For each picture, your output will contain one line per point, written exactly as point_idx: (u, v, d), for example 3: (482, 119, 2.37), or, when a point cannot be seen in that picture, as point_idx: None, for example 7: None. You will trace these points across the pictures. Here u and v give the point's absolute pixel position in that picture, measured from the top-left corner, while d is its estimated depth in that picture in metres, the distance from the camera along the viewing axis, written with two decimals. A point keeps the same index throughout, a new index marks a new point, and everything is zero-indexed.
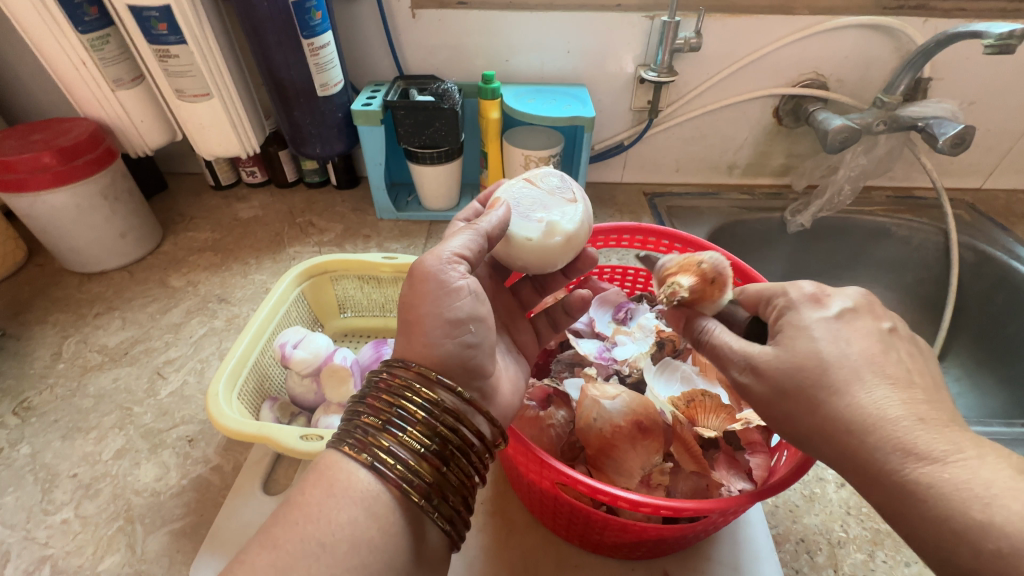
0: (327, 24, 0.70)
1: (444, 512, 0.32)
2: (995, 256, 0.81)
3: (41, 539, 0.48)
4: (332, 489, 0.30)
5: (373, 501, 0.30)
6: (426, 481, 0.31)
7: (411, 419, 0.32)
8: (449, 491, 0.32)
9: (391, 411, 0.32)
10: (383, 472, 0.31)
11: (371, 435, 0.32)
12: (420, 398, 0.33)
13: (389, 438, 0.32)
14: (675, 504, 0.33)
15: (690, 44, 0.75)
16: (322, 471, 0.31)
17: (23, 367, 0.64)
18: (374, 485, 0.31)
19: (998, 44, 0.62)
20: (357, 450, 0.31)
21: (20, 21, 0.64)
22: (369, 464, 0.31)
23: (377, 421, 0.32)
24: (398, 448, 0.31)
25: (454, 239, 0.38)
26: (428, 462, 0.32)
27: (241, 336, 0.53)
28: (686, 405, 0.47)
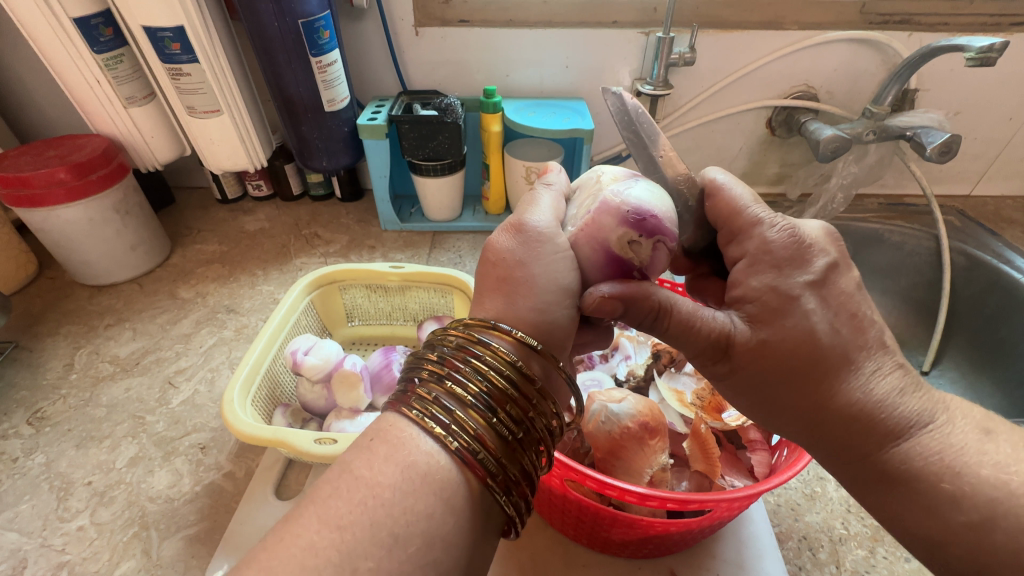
0: (335, 43, 0.73)
1: (513, 496, 0.31)
2: (986, 261, 0.83)
3: (57, 546, 0.49)
4: (395, 457, 0.29)
5: (446, 482, 0.29)
6: (501, 467, 0.30)
7: (495, 392, 0.32)
8: (522, 479, 0.31)
9: (475, 380, 0.32)
10: (463, 448, 0.30)
11: (446, 405, 0.31)
12: (506, 370, 0.32)
13: (467, 409, 0.31)
14: (680, 497, 0.34)
15: (685, 58, 0.78)
16: (392, 441, 0.30)
17: (34, 378, 0.65)
18: (446, 460, 0.30)
19: (979, 57, 0.65)
20: (431, 424, 0.30)
21: (38, 42, 0.67)
22: (445, 441, 0.30)
23: (462, 390, 0.31)
24: (479, 421, 0.31)
25: (543, 203, 0.40)
26: (507, 441, 0.31)
27: (255, 345, 0.54)
28: (710, 394, 0.49)
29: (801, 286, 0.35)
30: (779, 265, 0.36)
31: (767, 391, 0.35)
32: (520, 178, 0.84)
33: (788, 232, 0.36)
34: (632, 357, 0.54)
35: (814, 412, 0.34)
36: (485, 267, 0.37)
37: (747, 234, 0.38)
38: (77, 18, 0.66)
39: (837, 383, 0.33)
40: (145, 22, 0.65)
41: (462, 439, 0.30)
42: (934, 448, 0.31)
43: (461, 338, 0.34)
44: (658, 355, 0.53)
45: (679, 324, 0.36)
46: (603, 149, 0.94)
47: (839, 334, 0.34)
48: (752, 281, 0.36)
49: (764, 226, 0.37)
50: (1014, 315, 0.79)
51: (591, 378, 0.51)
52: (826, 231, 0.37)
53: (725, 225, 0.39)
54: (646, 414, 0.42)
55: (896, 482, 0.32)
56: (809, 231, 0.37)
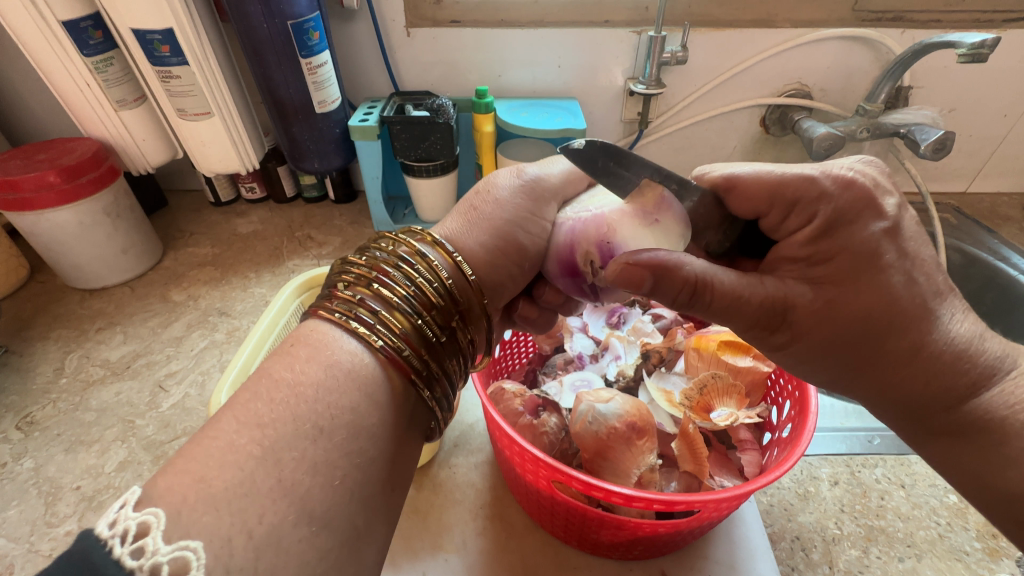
0: (325, 44, 0.73)
1: (432, 390, 0.33)
2: (981, 258, 0.83)
3: (44, 551, 0.49)
4: (319, 352, 0.30)
5: (360, 371, 0.30)
6: (423, 368, 0.32)
7: (422, 296, 0.33)
8: (444, 379, 0.34)
9: (404, 286, 0.32)
10: (386, 346, 0.31)
11: (365, 305, 0.32)
12: (433, 276, 0.34)
13: (391, 307, 0.32)
14: (668, 498, 0.34)
15: (678, 57, 0.78)
16: (314, 343, 0.31)
17: (25, 382, 0.65)
18: (363, 354, 0.31)
19: (970, 53, 0.65)
20: (357, 327, 0.31)
21: (27, 46, 0.67)
22: (370, 341, 0.31)
23: (389, 292, 0.32)
24: (400, 319, 0.32)
25: (557, 164, 0.44)
26: (431, 344, 0.33)
27: (243, 347, 0.54)
28: (699, 393, 0.47)
29: (870, 237, 0.33)
30: (847, 212, 0.33)
31: (833, 353, 0.36)
32: None
33: (841, 176, 0.34)
34: (623, 357, 0.53)
35: (885, 367, 0.35)
36: (473, 196, 0.43)
37: (806, 201, 0.34)
38: (66, 20, 0.65)
39: (912, 337, 0.33)
40: (133, 24, 0.65)
41: (388, 338, 0.31)
42: (1001, 393, 0.33)
43: (396, 247, 0.34)
44: (648, 355, 0.53)
45: (721, 294, 0.35)
46: None
47: (920, 285, 0.33)
48: (830, 240, 0.34)
49: (815, 178, 0.34)
50: (1010, 312, 0.79)
51: (581, 378, 0.50)
52: (868, 165, 0.36)
53: (771, 203, 0.35)
54: (634, 414, 0.41)
55: (965, 429, 0.34)
56: (861, 168, 0.35)
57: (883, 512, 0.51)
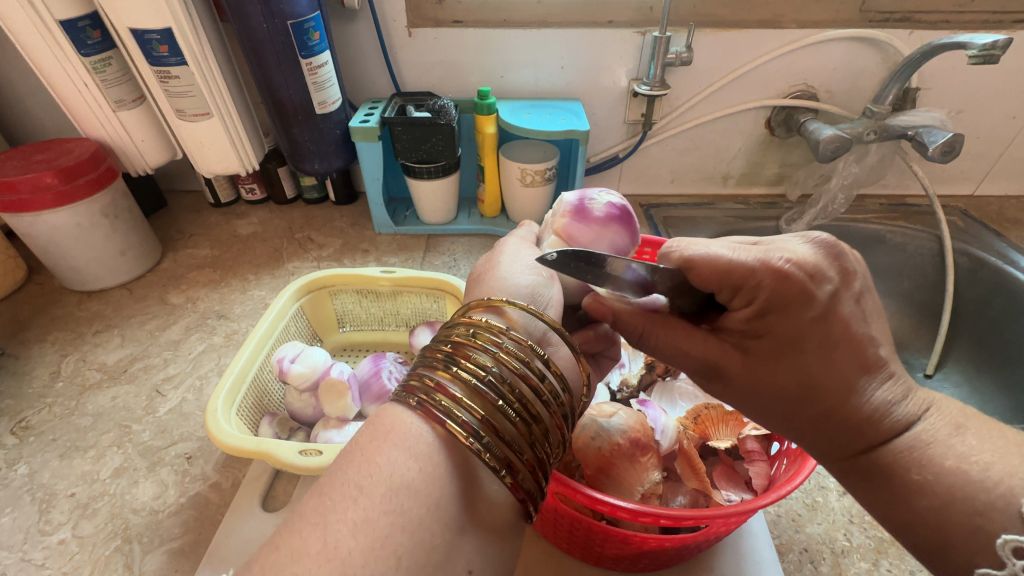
0: (325, 44, 0.72)
1: (500, 450, 0.29)
2: (991, 262, 0.82)
3: (38, 560, 0.48)
4: (381, 434, 0.29)
5: (419, 443, 0.29)
6: (478, 420, 0.29)
7: (490, 356, 0.31)
8: (509, 433, 0.29)
9: (448, 347, 0.32)
10: (431, 407, 0.29)
11: (427, 375, 0.31)
12: (496, 337, 0.32)
13: (453, 373, 0.30)
14: (674, 513, 0.33)
15: (682, 58, 0.77)
16: (378, 416, 0.31)
17: (20, 386, 0.64)
18: (424, 428, 0.29)
19: (982, 55, 0.64)
20: (408, 395, 0.31)
21: (24, 45, 0.66)
22: (418, 407, 0.30)
23: (435, 357, 0.32)
24: (468, 385, 0.30)
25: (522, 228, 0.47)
26: (480, 394, 0.30)
27: (241, 352, 0.53)
28: (693, 422, 0.47)
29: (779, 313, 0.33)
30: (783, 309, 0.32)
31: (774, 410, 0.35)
32: (516, 181, 0.82)
33: (782, 267, 0.32)
34: (627, 365, 0.53)
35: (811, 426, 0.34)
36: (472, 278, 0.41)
37: (752, 286, 0.33)
38: (63, 20, 0.65)
39: (832, 403, 0.33)
40: (131, 24, 0.64)
41: (458, 408, 0.29)
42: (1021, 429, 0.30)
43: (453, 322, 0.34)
44: (652, 365, 0.52)
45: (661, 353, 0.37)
46: (600, 150, 0.93)
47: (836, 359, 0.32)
48: (767, 320, 0.33)
49: (756, 267, 0.32)
50: (1019, 317, 0.78)
51: None
52: (816, 244, 0.34)
53: (721, 285, 0.34)
54: (637, 429, 0.41)
55: (885, 476, 0.31)
56: (804, 255, 0.33)
57: None
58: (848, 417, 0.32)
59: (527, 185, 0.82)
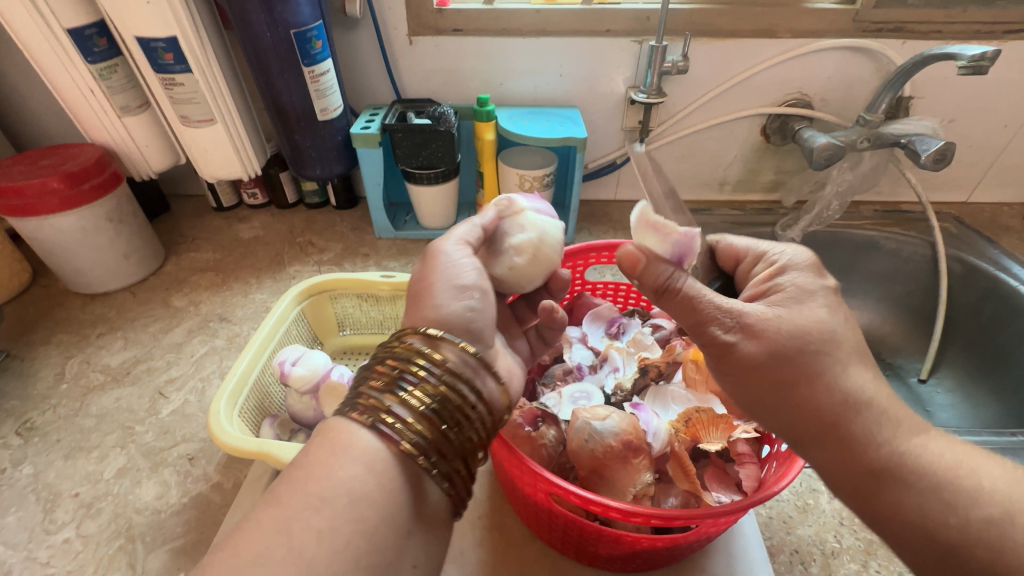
0: (328, 52, 0.73)
1: (444, 466, 0.31)
2: (982, 268, 0.83)
3: (42, 559, 0.49)
4: (336, 449, 0.30)
5: (381, 465, 0.30)
6: (426, 439, 0.31)
7: (433, 379, 0.32)
8: (450, 450, 0.32)
9: (399, 373, 0.33)
10: (390, 430, 0.30)
11: (381, 398, 0.32)
12: (438, 363, 0.33)
13: (403, 396, 0.32)
14: (665, 513, 0.34)
15: (678, 67, 0.78)
16: (329, 434, 0.31)
17: (25, 388, 0.65)
18: (379, 448, 0.30)
19: (971, 66, 0.65)
20: (360, 413, 0.31)
21: (32, 53, 0.67)
22: (372, 426, 0.31)
23: (387, 382, 0.32)
24: (417, 409, 0.31)
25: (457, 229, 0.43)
26: (428, 417, 0.31)
27: (243, 355, 0.54)
28: (685, 425, 0.47)
29: (760, 355, 0.36)
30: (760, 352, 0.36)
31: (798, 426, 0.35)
32: (514, 186, 0.83)
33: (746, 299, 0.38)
34: (621, 369, 0.54)
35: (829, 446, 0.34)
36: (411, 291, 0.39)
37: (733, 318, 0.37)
38: (70, 28, 0.66)
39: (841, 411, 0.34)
40: (137, 32, 0.66)
41: (404, 428, 0.31)
42: None
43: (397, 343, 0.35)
44: (646, 369, 0.53)
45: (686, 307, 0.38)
46: (598, 156, 0.94)
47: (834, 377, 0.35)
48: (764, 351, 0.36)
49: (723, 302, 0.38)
50: (1010, 323, 0.79)
51: (580, 391, 0.50)
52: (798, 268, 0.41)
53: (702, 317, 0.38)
54: (630, 432, 0.41)
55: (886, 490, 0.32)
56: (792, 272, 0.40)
57: None
58: (836, 445, 0.34)
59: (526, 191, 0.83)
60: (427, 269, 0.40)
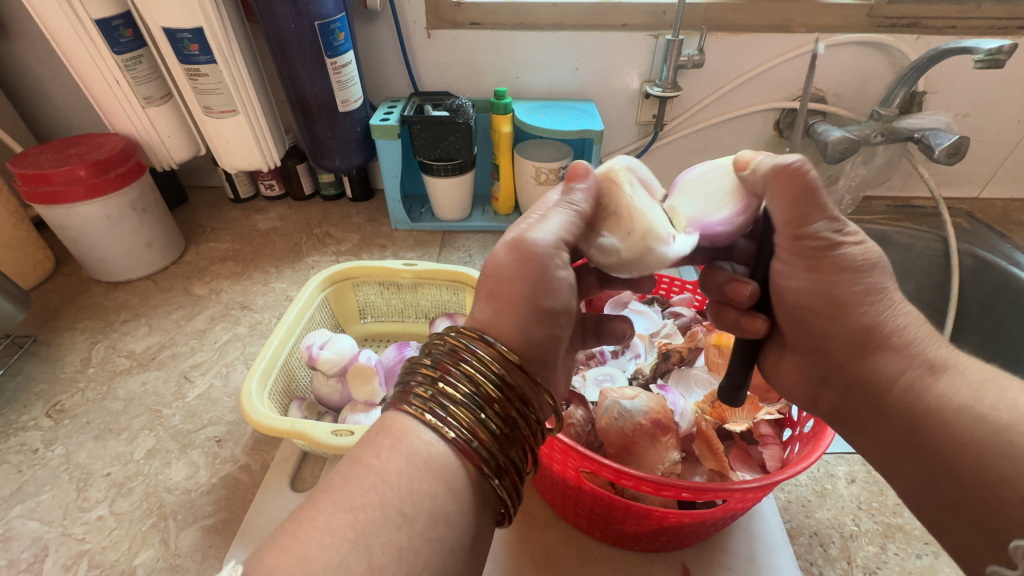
0: (349, 44, 0.74)
1: (504, 481, 0.31)
2: (995, 262, 0.83)
3: (78, 535, 0.50)
4: (399, 445, 0.30)
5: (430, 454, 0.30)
6: (488, 452, 0.31)
7: (489, 393, 0.32)
8: (510, 465, 0.32)
9: (465, 383, 0.32)
10: (457, 438, 0.30)
11: (443, 402, 0.31)
12: (498, 374, 0.32)
13: (465, 405, 0.31)
14: (695, 486, 0.35)
15: (694, 60, 0.79)
16: (395, 432, 0.31)
17: (53, 371, 0.66)
18: (445, 452, 0.30)
19: (988, 59, 0.65)
20: (421, 411, 0.32)
21: (60, 43, 0.69)
22: (434, 427, 0.31)
23: (452, 390, 0.32)
24: (477, 419, 0.31)
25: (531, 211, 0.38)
26: (492, 432, 0.31)
27: (271, 339, 0.55)
28: (711, 405, 0.48)
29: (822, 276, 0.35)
30: (822, 282, 0.34)
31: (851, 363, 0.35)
32: (531, 178, 0.84)
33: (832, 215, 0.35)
34: (642, 356, 0.55)
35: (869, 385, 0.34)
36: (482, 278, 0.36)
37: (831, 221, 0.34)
38: (98, 19, 0.67)
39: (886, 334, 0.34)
40: (164, 23, 0.67)
41: (458, 427, 0.31)
42: None
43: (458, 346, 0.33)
44: (667, 354, 0.54)
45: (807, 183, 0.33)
46: (611, 150, 0.95)
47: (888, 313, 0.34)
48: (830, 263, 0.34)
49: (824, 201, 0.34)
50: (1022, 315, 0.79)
51: (604, 373, 0.51)
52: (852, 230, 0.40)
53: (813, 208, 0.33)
54: (658, 411, 0.42)
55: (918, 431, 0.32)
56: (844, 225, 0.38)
57: (901, 510, 0.52)
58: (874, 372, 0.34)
59: (542, 183, 0.84)
60: (509, 263, 0.35)
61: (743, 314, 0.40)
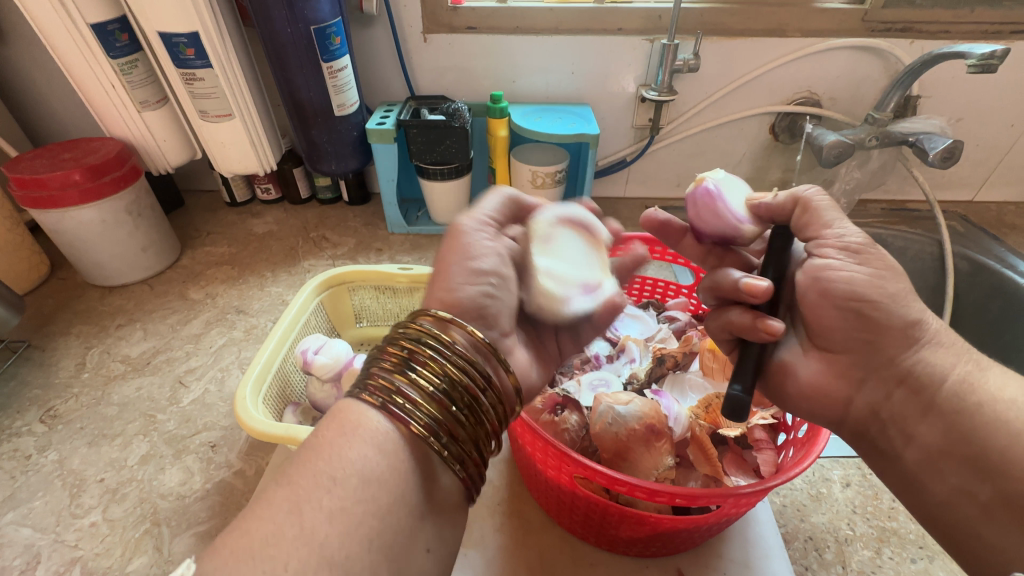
0: (346, 49, 0.74)
1: (454, 449, 0.31)
2: (989, 265, 0.83)
3: (70, 541, 0.49)
4: (345, 429, 0.30)
5: (392, 452, 0.30)
6: (434, 421, 0.31)
7: (437, 365, 0.32)
8: (458, 433, 0.32)
9: (410, 358, 0.32)
10: (402, 412, 0.31)
11: (388, 380, 0.32)
12: (443, 345, 0.33)
13: (413, 379, 0.32)
14: (689, 492, 0.35)
15: (690, 64, 0.79)
16: (345, 419, 0.31)
17: (47, 377, 0.66)
18: (389, 427, 0.30)
19: (980, 64, 0.66)
20: (370, 392, 0.31)
21: (56, 48, 0.68)
22: (381, 405, 0.31)
23: (397, 367, 0.32)
24: (423, 390, 0.31)
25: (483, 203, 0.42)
26: (438, 401, 0.31)
27: (266, 344, 0.55)
28: (705, 410, 0.48)
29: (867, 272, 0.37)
30: (869, 275, 0.37)
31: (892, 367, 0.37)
32: (527, 182, 0.84)
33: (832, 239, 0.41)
34: (637, 360, 0.55)
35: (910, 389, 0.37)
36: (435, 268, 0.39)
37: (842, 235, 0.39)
38: (94, 23, 0.67)
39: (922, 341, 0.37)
40: (160, 28, 0.67)
41: (405, 401, 0.31)
42: None
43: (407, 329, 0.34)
44: (662, 359, 0.54)
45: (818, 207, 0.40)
46: (608, 153, 0.95)
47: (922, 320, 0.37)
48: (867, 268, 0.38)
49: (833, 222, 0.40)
50: (1017, 319, 0.80)
51: (599, 378, 0.51)
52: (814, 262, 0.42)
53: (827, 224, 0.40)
54: (652, 416, 0.42)
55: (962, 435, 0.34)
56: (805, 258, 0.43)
57: (895, 514, 0.52)
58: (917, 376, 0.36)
59: (538, 187, 0.84)
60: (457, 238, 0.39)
61: (757, 318, 0.40)
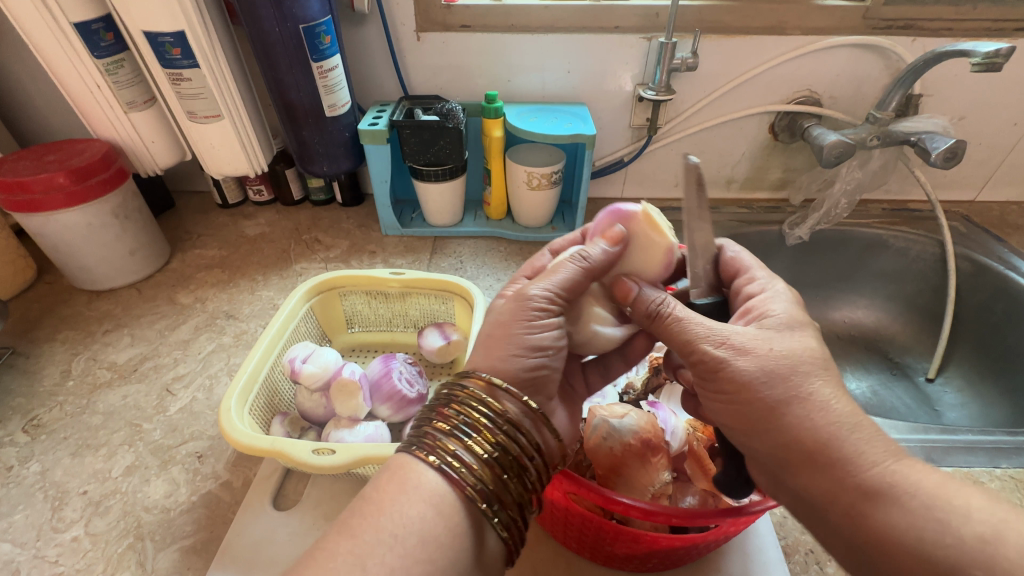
0: (336, 48, 0.73)
1: (502, 515, 0.33)
2: (993, 267, 0.82)
3: (51, 557, 0.48)
4: (404, 487, 0.32)
5: (444, 506, 0.31)
6: (488, 487, 0.32)
7: (488, 430, 0.34)
8: (507, 497, 0.33)
9: (462, 420, 0.34)
10: (454, 476, 0.32)
11: (441, 441, 0.33)
12: (496, 412, 0.34)
13: (466, 443, 0.33)
14: (686, 512, 0.34)
15: (687, 63, 0.77)
16: (391, 475, 0.33)
17: (31, 384, 0.64)
18: (444, 490, 0.32)
19: (985, 63, 0.64)
20: (424, 452, 0.33)
21: (38, 47, 0.67)
22: (437, 466, 0.32)
23: (447, 428, 0.34)
24: (477, 455, 0.33)
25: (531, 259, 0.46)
26: (491, 468, 0.33)
27: (254, 351, 0.54)
28: (702, 425, 0.47)
29: (751, 373, 0.35)
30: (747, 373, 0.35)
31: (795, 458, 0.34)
32: (522, 183, 0.82)
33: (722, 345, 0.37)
34: (633, 369, 0.54)
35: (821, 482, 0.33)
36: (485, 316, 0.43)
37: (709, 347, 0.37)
38: (77, 22, 0.65)
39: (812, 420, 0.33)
40: (144, 27, 0.65)
41: (456, 467, 0.32)
42: None
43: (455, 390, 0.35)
44: (659, 368, 0.53)
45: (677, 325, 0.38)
46: (605, 153, 0.94)
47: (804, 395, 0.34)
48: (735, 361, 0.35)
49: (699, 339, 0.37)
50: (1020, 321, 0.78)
51: (594, 389, 0.50)
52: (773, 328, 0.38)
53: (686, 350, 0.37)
54: (648, 430, 0.41)
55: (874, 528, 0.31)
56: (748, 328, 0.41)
57: None
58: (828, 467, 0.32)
59: (534, 188, 0.82)
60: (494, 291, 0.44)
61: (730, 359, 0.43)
